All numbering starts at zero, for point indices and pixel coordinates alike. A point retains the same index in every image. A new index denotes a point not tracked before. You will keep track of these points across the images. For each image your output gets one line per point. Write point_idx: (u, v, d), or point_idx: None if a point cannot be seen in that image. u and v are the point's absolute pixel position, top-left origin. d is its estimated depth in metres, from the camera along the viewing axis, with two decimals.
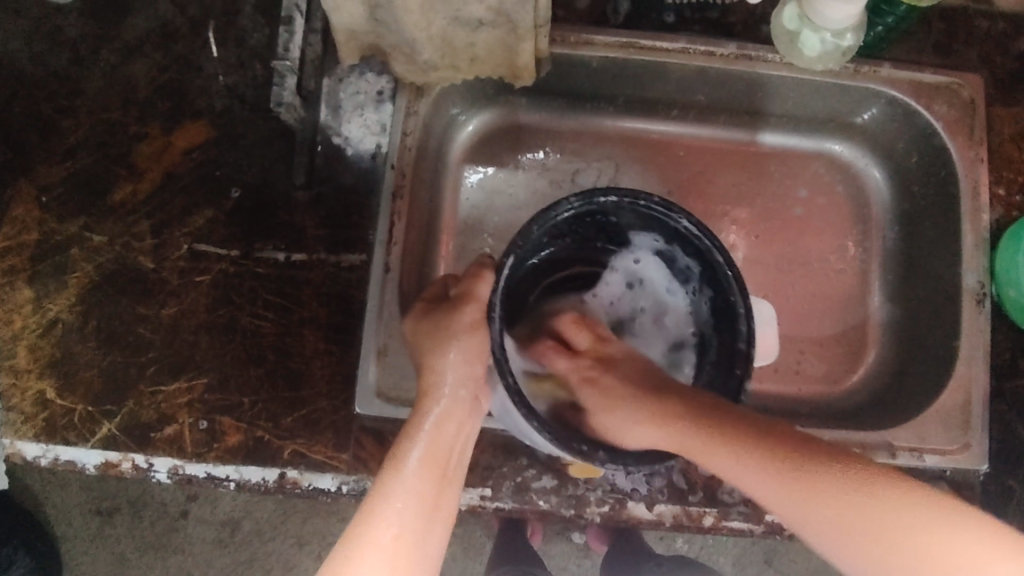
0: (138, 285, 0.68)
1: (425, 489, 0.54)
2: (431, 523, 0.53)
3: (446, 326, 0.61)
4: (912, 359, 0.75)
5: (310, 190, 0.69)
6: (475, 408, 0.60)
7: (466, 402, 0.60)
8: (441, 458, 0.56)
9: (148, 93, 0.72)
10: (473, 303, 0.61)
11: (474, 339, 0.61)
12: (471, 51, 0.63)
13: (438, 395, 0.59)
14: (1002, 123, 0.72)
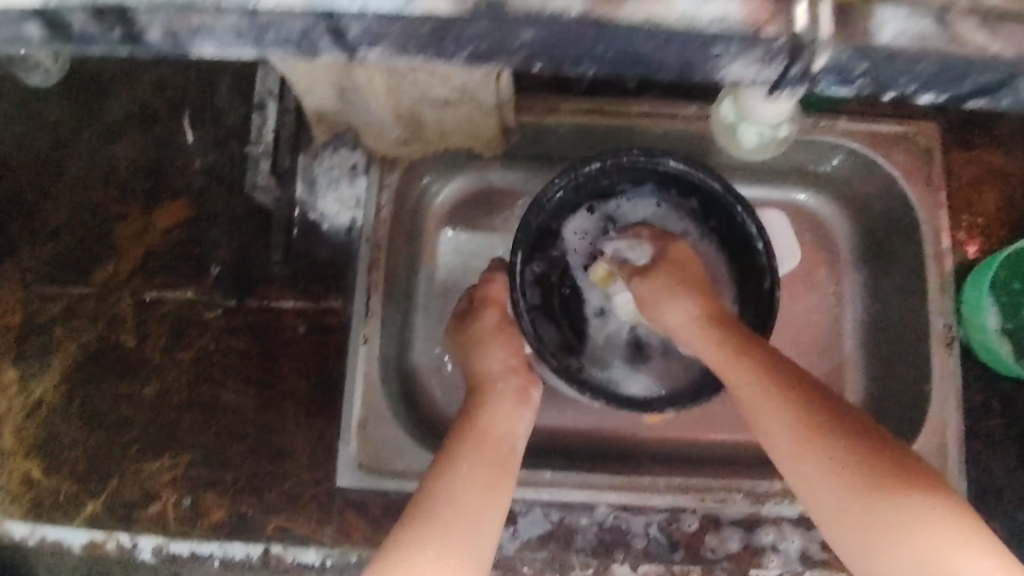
0: (121, 364, 0.69)
1: (468, 491, 0.53)
2: (486, 500, 0.53)
3: (474, 334, 0.67)
4: (888, 404, 0.75)
5: (288, 266, 0.70)
6: (524, 390, 0.63)
7: (516, 383, 0.63)
8: (496, 443, 0.57)
9: (128, 173, 0.72)
10: (492, 305, 0.68)
11: (501, 336, 0.66)
12: (440, 126, 0.66)
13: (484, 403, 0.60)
14: (962, 166, 0.74)
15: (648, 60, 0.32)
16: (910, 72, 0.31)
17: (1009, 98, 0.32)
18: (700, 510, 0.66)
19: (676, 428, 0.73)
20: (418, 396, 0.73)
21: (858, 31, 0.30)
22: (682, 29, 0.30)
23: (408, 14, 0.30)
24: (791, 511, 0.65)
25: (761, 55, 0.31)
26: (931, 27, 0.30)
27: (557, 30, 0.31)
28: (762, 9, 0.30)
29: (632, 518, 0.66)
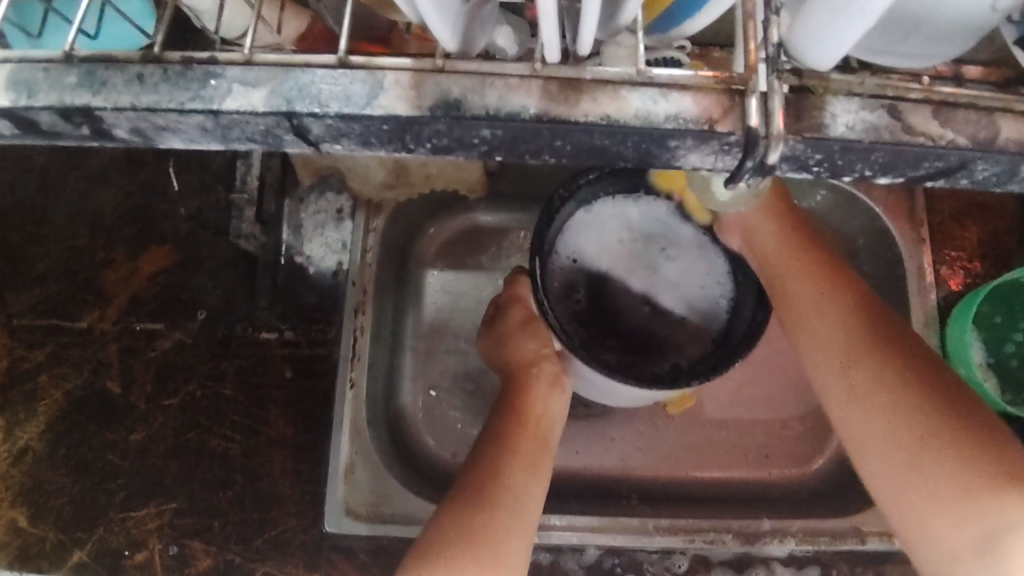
0: (107, 411, 0.69)
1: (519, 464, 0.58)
2: (530, 476, 0.58)
3: (504, 330, 0.68)
4: None
5: (274, 310, 0.70)
6: (559, 380, 0.66)
7: (550, 371, 0.66)
8: (536, 424, 0.63)
9: (115, 219, 0.73)
10: (519, 303, 0.69)
11: (535, 327, 0.68)
12: (423, 170, 0.68)
13: (529, 374, 0.65)
14: (944, 202, 0.75)
15: (611, 154, 0.32)
16: (865, 160, 0.31)
17: (967, 180, 0.32)
18: (690, 550, 0.65)
19: (664, 466, 0.73)
20: (405, 438, 0.73)
21: (811, 124, 0.30)
22: (640, 124, 0.30)
23: (368, 114, 0.31)
24: (779, 550, 0.65)
25: (717, 149, 0.30)
26: (884, 118, 0.30)
27: (516, 130, 0.31)
28: (715, 106, 0.30)
29: (623, 561, 0.65)
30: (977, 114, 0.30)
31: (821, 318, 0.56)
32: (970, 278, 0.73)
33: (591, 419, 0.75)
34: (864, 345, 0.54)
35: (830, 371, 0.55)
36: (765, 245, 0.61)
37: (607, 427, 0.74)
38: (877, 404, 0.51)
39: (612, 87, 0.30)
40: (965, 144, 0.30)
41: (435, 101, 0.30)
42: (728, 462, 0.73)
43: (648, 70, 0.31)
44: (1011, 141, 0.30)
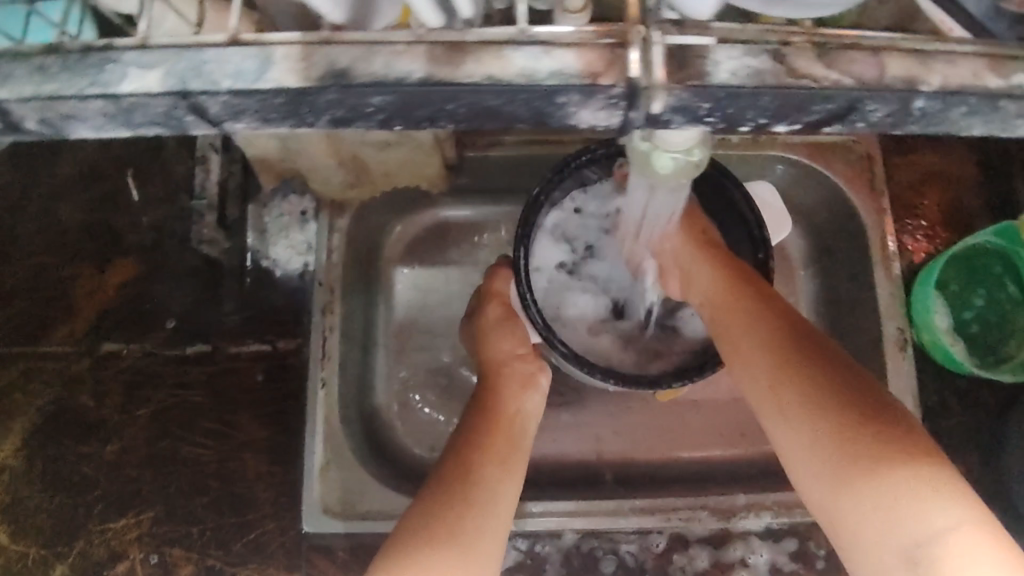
0: (79, 425, 0.69)
1: (487, 470, 0.56)
2: (503, 478, 0.57)
3: (481, 327, 0.69)
4: None
5: (239, 314, 0.71)
6: (532, 378, 0.66)
7: (524, 371, 0.66)
8: (509, 423, 0.62)
9: (80, 233, 0.73)
10: (495, 299, 0.70)
11: (509, 327, 0.69)
12: (383, 168, 0.68)
13: (501, 372, 0.66)
14: (902, 171, 0.76)
15: (502, 115, 0.32)
16: (756, 107, 0.31)
17: (864, 123, 0.32)
18: (667, 529, 0.66)
19: (640, 449, 0.74)
20: (381, 435, 0.73)
21: (695, 72, 0.30)
22: (523, 81, 0.30)
23: (259, 88, 0.31)
24: (757, 524, 0.66)
25: (605, 104, 0.31)
26: (767, 63, 0.30)
27: (406, 94, 0.31)
28: (598, 59, 0.30)
29: (601, 544, 0.66)
30: (865, 56, 0.30)
31: (749, 342, 0.54)
32: (931, 246, 0.74)
33: (565, 407, 0.75)
34: (794, 365, 0.51)
35: (756, 392, 0.52)
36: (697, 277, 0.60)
37: (582, 412, 0.75)
38: (798, 433, 0.49)
39: (496, 47, 0.31)
40: (886, 91, 0.31)
41: (322, 75, 0.31)
42: (703, 442, 0.74)
43: (530, 28, 0.31)
44: (898, 78, 0.30)
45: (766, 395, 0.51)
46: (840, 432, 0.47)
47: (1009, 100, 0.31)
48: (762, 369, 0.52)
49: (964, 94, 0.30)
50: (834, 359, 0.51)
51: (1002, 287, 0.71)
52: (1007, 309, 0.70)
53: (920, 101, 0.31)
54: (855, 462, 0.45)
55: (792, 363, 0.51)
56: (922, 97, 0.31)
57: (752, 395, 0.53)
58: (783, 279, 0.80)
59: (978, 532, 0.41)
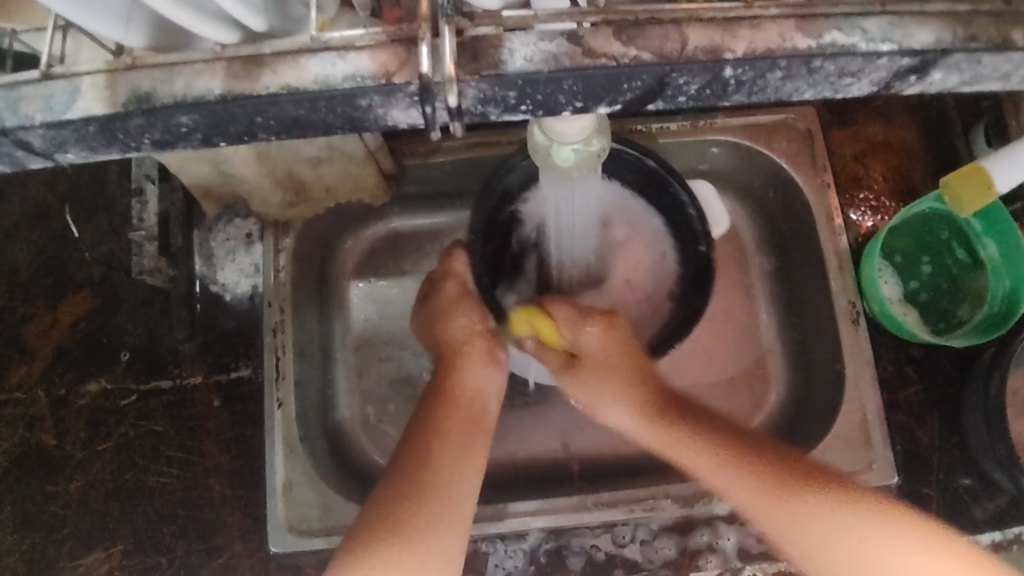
0: (43, 463, 0.69)
1: (446, 453, 0.57)
2: (459, 459, 0.57)
3: (436, 307, 0.67)
4: (815, 379, 0.73)
5: (194, 341, 0.71)
6: (493, 355, 0.65)
7: (484, 348, 0.65)
8: (468, 404, 0.62)
9: (33, 272, 0.73)
10: (454, 277, 0.67)
11: (467, 303, 0.66)
12: (323, 183, 0.68)
13: (459, 349, 0.64)
14: (843, 144, 0.75)
15: (315, 123, 0.34)
16: (563, 90, 0.33)
17: (684, 96, 0.34)
18: (633, 520, 0.66)
19: (603, 444, 0.74)
20: (345, 449, 0.73)
21: (488, 63, 0.32)
22: (319, 87, 0.33)
23: (69, 118, 0.33)
24: (721, 508, 0.65)
25: (405, 102, 0.33)
26: (563, 45, 0.32)
27: (208, 112, 0.33)
28: (392, 59, 0.32)
29: (568, 540, 0.66)
30: (664, 29, 0.33)
31: (732, 483, 0.57)
32: (878, 218, 0.73)
33: (526, 408, 0.75)
34: (787, 500, 0.55)
35: (766, 526, 0.56)
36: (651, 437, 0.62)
37: (546, 410, 0.75)
38: (812, 542, 0.54)
39: (292, 56, 0.33)
40: None
41: (126, 100, 0.33)
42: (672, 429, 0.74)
43: (322, 34, 0.33)
44: (698, 49, 0.32)
45: (762, 510, 0.56)
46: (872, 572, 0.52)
47: (825, 59, 0.33)
48: (746, 488, 0.56)
49: (773, 57, 0.33)
50: (800, 469, 0.57)
51: (949, 252, 0.70)
52: (956, 274, 0.70)
53: (729, 69, 0.33)
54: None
55: (790, 502, 0.55)
56: (729, 65, 0.33)
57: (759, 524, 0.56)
58: (737, 261, 0.80)
59: None
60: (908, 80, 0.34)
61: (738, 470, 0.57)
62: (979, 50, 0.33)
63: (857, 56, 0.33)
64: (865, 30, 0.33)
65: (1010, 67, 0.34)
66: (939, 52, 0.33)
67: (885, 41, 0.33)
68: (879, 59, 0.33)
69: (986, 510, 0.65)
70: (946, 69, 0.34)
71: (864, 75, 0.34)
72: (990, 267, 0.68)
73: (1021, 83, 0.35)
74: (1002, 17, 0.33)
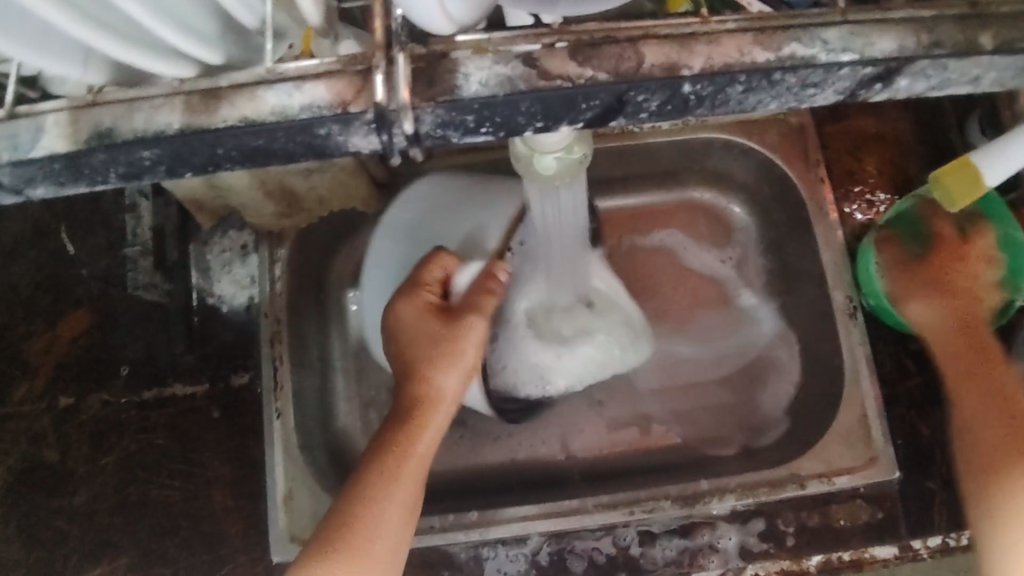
0: (47, 479, 0.69)
1: (397, 518, 0.55)
2: (401, 523, 0.55)
3: (442, 340, 0.59)
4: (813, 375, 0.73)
5: (193, 354, 0.71)
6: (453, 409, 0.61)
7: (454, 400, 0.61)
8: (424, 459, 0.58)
9: (31, 291, 0.73)
10: (477, 316, 0.60)
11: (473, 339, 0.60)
12: (316, 194, 0.68)
13: (438, 391, 0.59)
14: (835, 140, 0.74)
15: (277, 152, 0.34)
16: (521, 112, 0.33)
17: (645, 113, 0.34)
18: (633, 522, 0.66)
19: (602, 445, 0.73)
20: (345, 457, 0.73)
21: (443, 89, 0.32)
22: (276, 118, 0.33)
23: (34, 156, 0.33)
24: (720, 508, 0.66)
25: (362, 131, 0.33)
26: (518, 68, 0.33)
27: (175, 145, 0.33)
28: (348, 88, 0.33)
29: (570, 543, 0.66)
30: (620, 48, 0.33)
31: (968, 365, 0.63)
32: (874, 212, 0.72)
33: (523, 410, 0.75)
34: (980, 385, 0.62)
35: (962, 404, 0.63)
36: (916, 305, 0.66)
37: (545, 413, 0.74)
38: (982, 475, 0.59)
39: (248, 88, 0.33)
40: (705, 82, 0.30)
41: (89, 134, 0.33)
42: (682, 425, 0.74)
43: (278, 65, 0.33)
44: (656, 66, 0.33)
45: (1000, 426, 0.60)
46: (984, 461, 0.59)
47: (785, 71, 0.33)
48: (998, 432, 0.59)
49: (732, 72, 0.33)
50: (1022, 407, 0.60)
51: None
52: None
53: (687, 86, 0.33)
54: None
55: (1002, 404, 0.61)
56: (687, 81, 0.33)
57: (964, 413, 0.62)
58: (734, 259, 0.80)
59: None
60: (875, 88, 0.34)
61: (987, 354, 0.63)
62: (943, 56, 0.33)
63: (818, 66, 0.33)
64: (825, 40, 0.33)
65: (977, 71, 0.34)
66: (903, 59, 0.33)
67: (846, 51, 0.33)
68: (841, 69, 0.33)
69: None
70: (913, 76, 0.34)
71: (826, 85, 0.34)
72: None
73: (989, 86, 0.35)
74: (966, 22, 0.33)
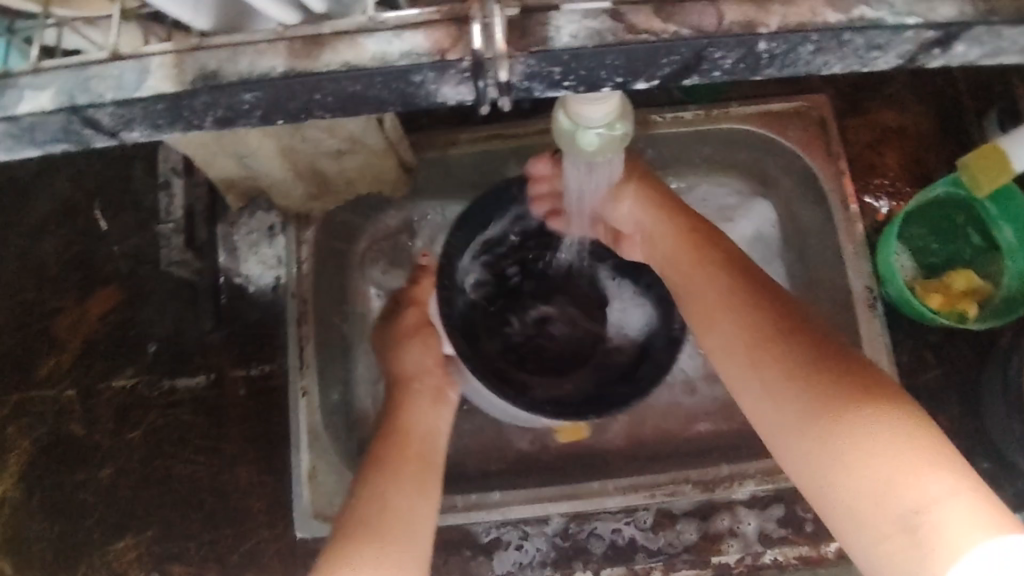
0: (73, 452, 0.70)
1: (409, 475, 0.58)
2: (414, 495, 0.57)
3: (394, 334, 0.68)
4: None
5: (220, 332, 0.72)
6: (443, 395, 0.65)
7: (433, 386, 0.65)
8: (419, 442, 0.61)
9: (61, 268, 0.74)
10: (414, 306, 0.68)
11: (420, 335, 0.67)
12: (344, 177, 0.69)
13: (407, 373, 0.65)
14: (859, 132, 0.75)
15: (370, 100, 0.34)
16: (604, 65, 0.33)
17: (719, 71, 0.34)
18: (653, 506, 0.67)
19: (622, 430, 0.74)
20: (368, 438, 0.74)
21: (536, 39, 0.31)
22: (375, 64, 0.32)
23: (139, 96, 0.33)
24: (741, 493, 0.67)
25: (456, 78, 0.33)
26: (606, 23, 0.32)
27: (272, 90, 0.33)
28: (446, 37, 0.32)
29: (590, 525, 0.67)
30: (701, 5, 0.32)
31: (723, 312, 0.56)
32: (895, 203, 0.73)
33: None
34: (767, 345, 0.53)
35: (732, 364, 0.55)
36: (660, 242, 0.62)
37: None
38: (817, 419, 0.49)
39: (349, 36, 0.32)
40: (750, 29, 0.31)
41: (193, 78, 0.33)
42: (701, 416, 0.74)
43: (379, 14, 0.33)
44: (735, 23, 0.32)
45: (745, 373, 0.53)
46: (822, 402, 0.49)
47: (854, 32, 0.32)
48: (771, 370, 0.52)
49: (805, 31, 0.32)
50: (796, 343, 0.52)
51: (964, 237, 0.71)
52: (971, 258, 0.71)
53: (763, 44, 0.32)
54: (867, 459, 0.45)
55: (781, 356, 0.52)
56: (763, 39, 0.32)
57: (719, 353, 0.56)
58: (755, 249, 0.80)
59: (973, 498, 0.43)
60: (933, 53, 0.34)
61: (737, 305, 0.55)
62: (1000, 23, 0.32)
63: (885, 29, 0.32)
64: (891, 4, 0.32)
65: None
66: (963, 25, 0.32)
67: (911, 14, 0.32)
68: (906, 31, 0.32)
69: (1006, 492, 0.66)
70: (969, 42, 0.33)
71: (890, 48, 0.33)
72: (1004, 250, 0.69)
73: None
74: None
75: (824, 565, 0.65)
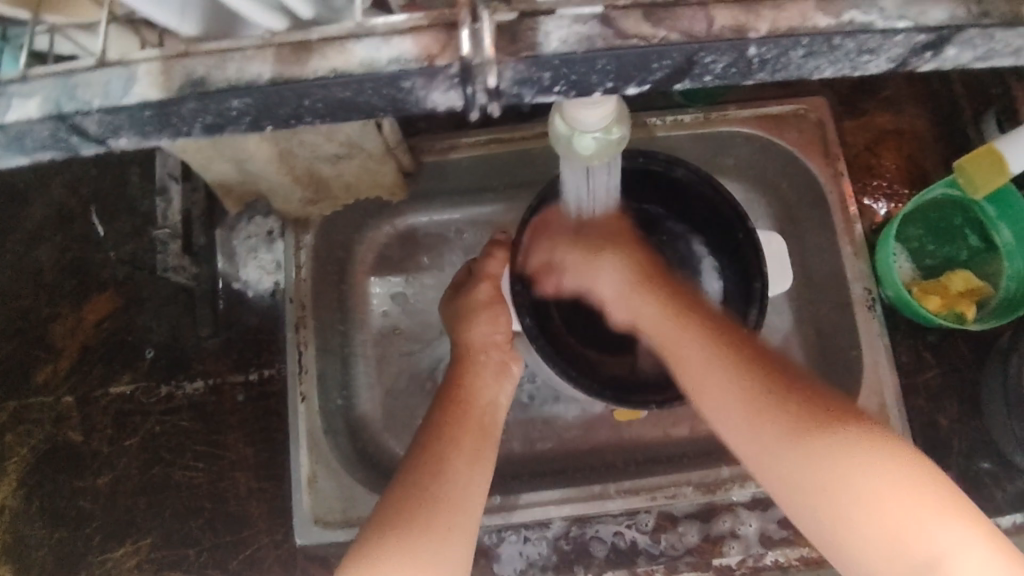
0: (71, 459, 0.70)
1: (466, 445, 0.58)
2: (470, 466, 0.57)
3: (465, 306, 0.67)
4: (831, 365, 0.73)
5: (217, 338, 0.72)
6: (506, 368, 0.65)
7: (497, 360, 0.65)
8: (481, 412, 0.62)
9: (57, 275, 0.74)
10: (488, 278, 0.68)
11: (490, 310, 0.67)
12: (342, 180, 0.69)
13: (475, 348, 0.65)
14: (856, 134, 0.75)
15: (360, 106, 0.34)
16: (596, 70, 0.32)
17: (711, 76, 0.34)
18: (654, 508, 0.67)
19: (623, 433, 0.73)
20: (367, 442, 0.74)
21: (526, 45, 0.31)
22: (364, 71, 0.32)
23: (125, 105, 0.33)
24: (741, 495, 0.66)
25: (446, 84, 0.32)
26: (596, 28, 0.32)
27: (261, 97, 0.33)
28: (435, 43, 0.32)
29: (591, 528, 0.67)
30: (691, 11, 0.32)
31: (711, 374, 0.55)
32: (893, 204, 0.73)
33: (544, 398, 0.75)
34: (762, 407, 0.52)
35: (727, 425, 0.54)
36: (637, 306, 0.62)
37: (567, 398, 0.75)
38: (822, 484, 0.48)
39: (338, 41, 0.32)
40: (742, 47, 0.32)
41: (182, 87, 0.33)
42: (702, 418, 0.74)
43: (367, 19, 0.32)
44: (726, 28, 0.32)
45: (743, 435, 0.53)
46: (826, 461, 0.49)
47: (845, 36, 0.32)
48: (769, 435, 0.51)
49: (795, 36, 0.32)
50: (791, 403, 0.52)
51: (962, 238, 0.71)
52: (968, 259, 0.70)
53: (753, 48, 0.32)
54: (879, 515, 0.46)
55: (777, 417, 0.52)
56: (753, 44, 0.32)
57: (713, 412, 0.55)
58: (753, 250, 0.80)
59: (987, 545, 0.44)
60: (925, 57, 0.34)
61: (724, 366, 0.54)
62: (991, 26, 0.32)
63: (876, 33, 0.32)
64: (882, 8, 0.32)
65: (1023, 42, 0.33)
66: (953, 28, 0.32)
67: (902, 18, 0.32)
68: (896, 36, 0.32)
69: (1007, 492, 0.66)
70: (961, 45, 0.33)
71: (881, 52, 0.33)
72: (1004, 251, 0.68)
73: None
74: None
75: (825, 566, 0.65)
